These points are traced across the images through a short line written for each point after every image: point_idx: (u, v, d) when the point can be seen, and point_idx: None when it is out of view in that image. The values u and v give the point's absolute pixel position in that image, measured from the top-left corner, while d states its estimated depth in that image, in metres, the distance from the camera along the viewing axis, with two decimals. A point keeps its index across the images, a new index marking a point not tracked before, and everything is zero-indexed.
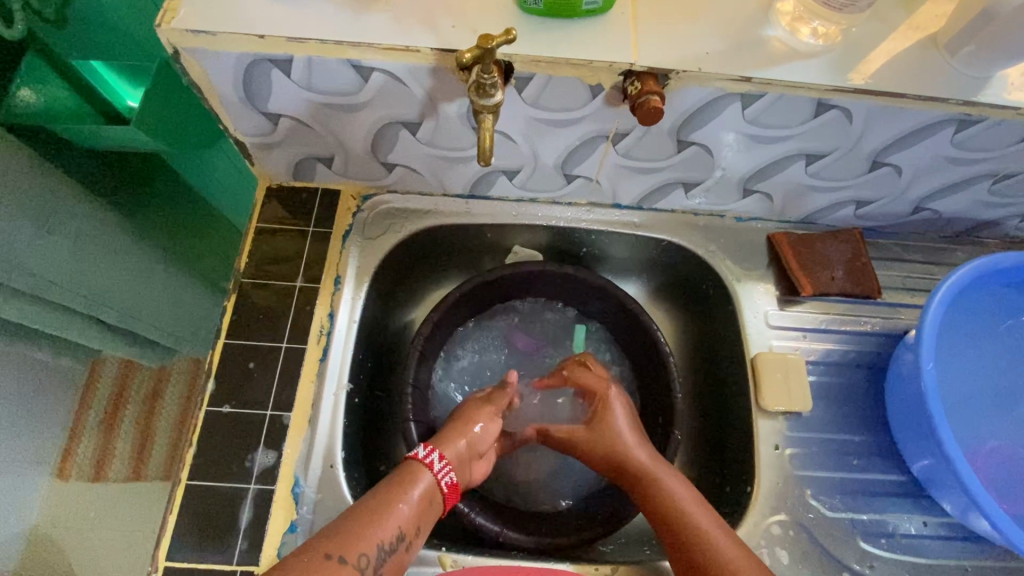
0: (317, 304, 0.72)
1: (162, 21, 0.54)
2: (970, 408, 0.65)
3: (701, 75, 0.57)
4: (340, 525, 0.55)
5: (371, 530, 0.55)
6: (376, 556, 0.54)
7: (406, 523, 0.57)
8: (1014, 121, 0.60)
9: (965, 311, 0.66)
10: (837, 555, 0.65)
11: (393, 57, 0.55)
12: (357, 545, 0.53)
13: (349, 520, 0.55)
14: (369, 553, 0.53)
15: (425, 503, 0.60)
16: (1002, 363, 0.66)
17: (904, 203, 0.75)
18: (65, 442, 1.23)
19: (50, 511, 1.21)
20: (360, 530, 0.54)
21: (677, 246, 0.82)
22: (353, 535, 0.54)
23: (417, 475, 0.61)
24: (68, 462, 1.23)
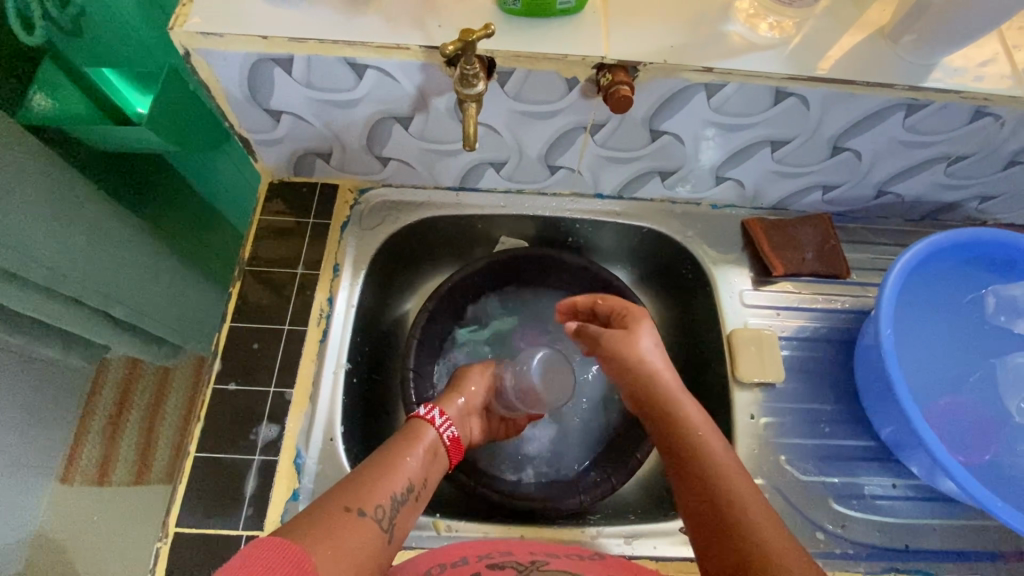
0: (317, 290, 0.77)
1: (174, 24, 0.59)
2: (929, 373, 0.69)
3: (667, 66, 0.62)
4: (352, 484, 0.57)
5: (383, 479, 0.58)
6: (389, 506, 0.57)
7: (413, 474, 0.62)
8: (958, 105, 0.65)
9: (919, 284, 0.71)
10: (810, 516, 0.69)
11: (385, 55, 0.61)
12: (371, 497, 0.56)
13: (361, 476, 0.58)
14: (384, 505, 0.56)
15: (427, 457, 0.65)
16: (956, 331, 0.71)
17: (868, 187, 0.80)
18: (70, 447, 1.25)
19: (55, 514, 1.23)
20: (372, 483, 0.58)
21: (657, 233, 0.87)
22: (365, 488, 0.56)
23: (420, 432, 0.67)
24: (73, 466, 1.26)
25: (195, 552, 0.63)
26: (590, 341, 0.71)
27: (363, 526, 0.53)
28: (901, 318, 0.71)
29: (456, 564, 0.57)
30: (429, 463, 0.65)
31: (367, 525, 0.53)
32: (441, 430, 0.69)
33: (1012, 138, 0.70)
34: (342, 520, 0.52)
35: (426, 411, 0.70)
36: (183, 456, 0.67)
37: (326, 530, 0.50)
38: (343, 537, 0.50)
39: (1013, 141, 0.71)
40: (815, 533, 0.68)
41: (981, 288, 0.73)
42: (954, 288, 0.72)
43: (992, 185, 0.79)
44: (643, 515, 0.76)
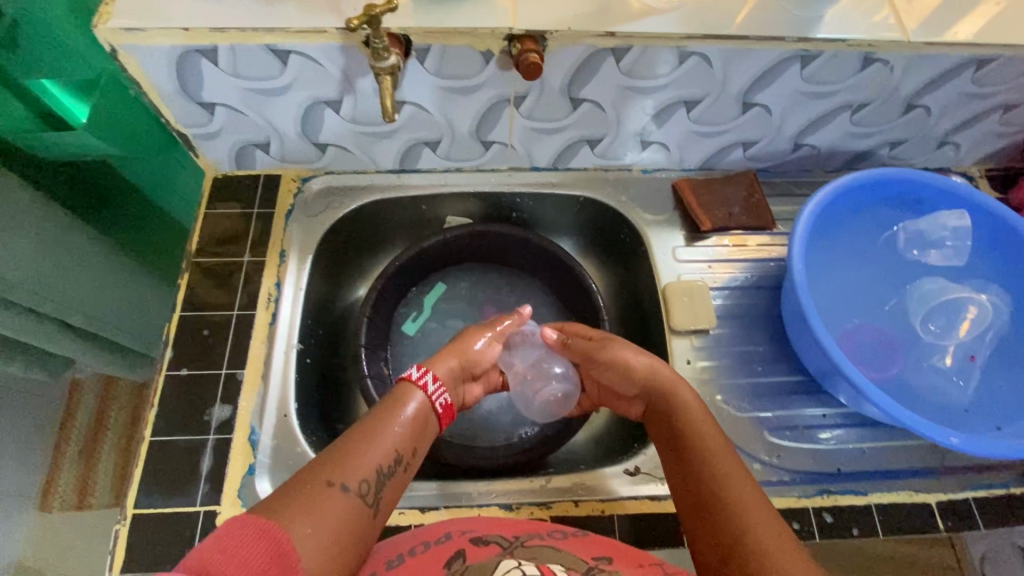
0: (264, 276, 0.79)
1: (98, 22, 0.62)
2: (840, 307, 0.77)
3: (573, 34, 0.66)
4: (336, 455, 0.54)
5: (366, 452, 0.55)
6: (377, 479, 0.54)
7: (401, 443, 0.58)
8: (846, 54, 0.70)
9: (829, 223, 0.76)
10: (747, 449, 0.72)
11: (304, 39, 0.64)
12: (357, 470, 0.53)
13: (347, 447, 0.56)
14: (369, 479, 0.54)
15: (417, 426, 0.61)
16: (869, 268, 0.78)
17: (784, 141, 0.85)
18: (46, 473, 1.18)
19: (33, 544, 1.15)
20: (357, 455, 0.55)
21: (593, 200, 0.91)
22: (348, 462, 0.54)
23: (410, 397, 0.63)
24: (50, 494, 1.17)
25: (154, 531, 0.64)
26: (583, 359, 0.74)
27: (349, 503, 0.51)
28: (819, 258, 0.77)
29: (438, 542, 0.56)
30: (418, 432, 0.61)
31: (352, 501, 0.51)
32: (430, 396, 0.64)
33: (903, 82, 0.75)
34: (322, 496, 0.50)
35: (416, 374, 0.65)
36: (140, 442, 0.69)
37: (305, 505, 0.48)
38: (328, 515, 0.49)
39: (906, 84, 0.76)
40: (752, 465, 0.71)
41: (892, 226, 0.78)
42: (866, 226, 0.78)
43: (898, 130, 0.85)
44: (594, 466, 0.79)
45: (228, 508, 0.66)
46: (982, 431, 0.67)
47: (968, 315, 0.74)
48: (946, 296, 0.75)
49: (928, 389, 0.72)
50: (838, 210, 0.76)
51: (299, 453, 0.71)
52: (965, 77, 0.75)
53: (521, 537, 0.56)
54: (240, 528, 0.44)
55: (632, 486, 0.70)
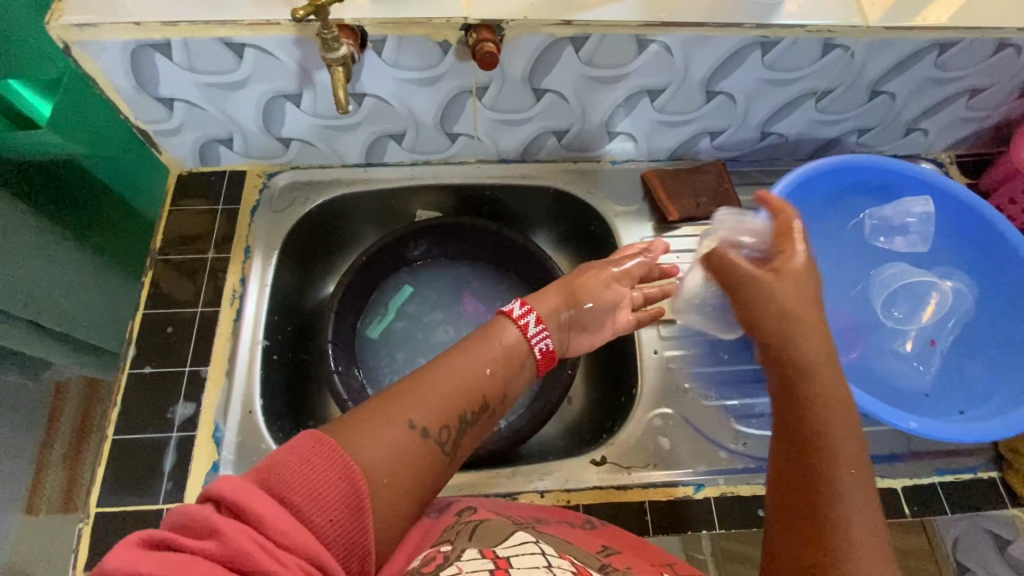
0: (229, 272, 0.79)
1: (50, 18, 0.62)
2: None
3: (529, 23, 0.65)
4: (414, 391, 0.52)
5: (444, 392, 0.53)
6: (456, 425, 0.52)
7: (489, 388, 0.55)
8: (806, 40, 0.70)
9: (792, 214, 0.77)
10: (714, 437, 0.72)
11: (258, 32, 0.63)
12: (438, 414, 0.51)
13: (427, 384, 0.53)
14: (449, 427, 0.51)
15: (509, 366, 0.58)
16: (836, 253, 0.78)
17: (750, 129, 0.85)
18: (33, 476, 1.17)
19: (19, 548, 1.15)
20: (434, 395, 0.52)
21: (563, 191, 0.90)
22: (427, 402, 0.51)
23: (503, 330, 0.60)
24: (37, 496, 1.17)
25: (118, 529, 0.64)
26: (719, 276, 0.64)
27: (420, 446, 0.49)
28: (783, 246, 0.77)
29: (450, 504, 0.57)
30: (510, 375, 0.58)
31: (421, 446, 0.49)
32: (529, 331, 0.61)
33: (866, 69, 0.75)
34: (395, 436, 0.48)
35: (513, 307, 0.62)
36: (102, 441, 0.69)
37: (373, 445, 0.47)
38: (393, 457, 0.47)
39: (869, 70, 0.76)
40: (717, 453, 0.72)
41: (858, 213, 0.79)
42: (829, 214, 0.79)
43: (864, 117, 0.85)
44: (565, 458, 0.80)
45: (191, 505, 0.66)
46: (945, 415, 0.68)
47: (933, 298, 0.74)
48: (913, 279, 0.75)
49: (891, 375, 0.71)
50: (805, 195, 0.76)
51: (264, 449, 0.70)
52: (928, 62, 0.75)
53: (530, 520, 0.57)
54: (317, 450, 0.43)
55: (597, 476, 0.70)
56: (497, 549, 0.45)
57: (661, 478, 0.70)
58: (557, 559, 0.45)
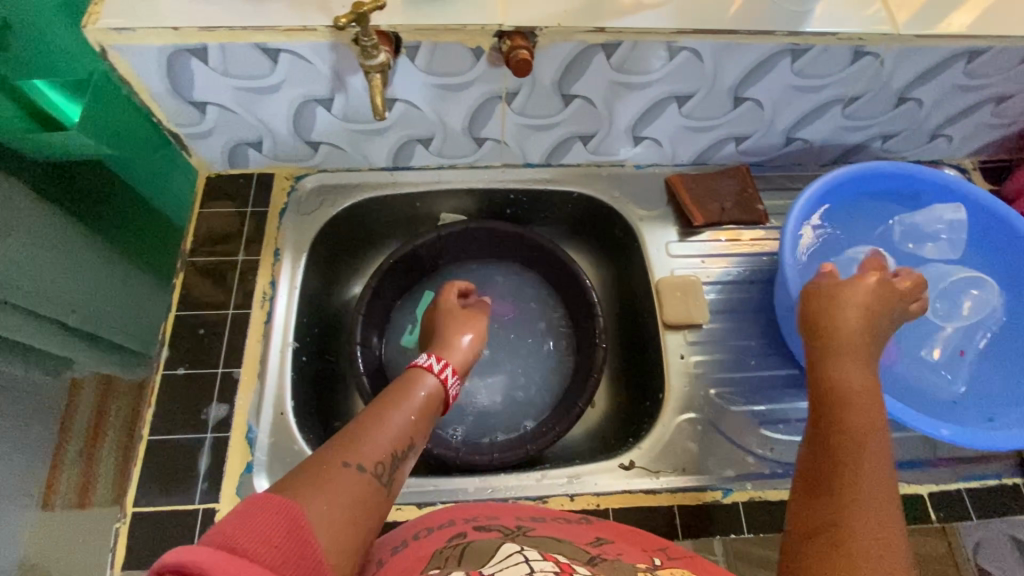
0: (259, 274, 0.79)
1: (88, 23, 0.62)
2: None
3: (562, 30, 0.66)
4: (348, 438, 0.53)
5: (378, 430, 0.55)
6: (390, 461, 0.53)
7: (413, 431, 0.59)
8: (837, 47, 0.70)
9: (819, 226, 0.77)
10: (740, 442, 0.73)
11: (294, 38, 0.64)
12: (374, 452, 0.52)
13: (359, 429, 0.55)
14: (384, 461, 0.53)
15: (425, 410, 0.62)
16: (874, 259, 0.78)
17: (776, 135, 0.85)
18: None
19: None
20: (368, 437, 0.54)
21: (587, 195, 0.91)
22: (364, 443, 0.53)
23: (420, 378, 0.65)
24: None
25: (155, 529, 0.65)
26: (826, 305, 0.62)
27: (362, 481, 0.49)
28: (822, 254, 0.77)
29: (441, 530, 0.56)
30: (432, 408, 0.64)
31: (363, 482, 0.49)
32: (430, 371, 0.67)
33: (894, 76, 0.76)
34: (335, 475, 0.49)
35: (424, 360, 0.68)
36: (137, 442, 0.69)
37: (313, 486, 0.47)
38: (335, 491, 0.47)
39: (896, 78, 0.76)
40: (745, 458, 0.72)
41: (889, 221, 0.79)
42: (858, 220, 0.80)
43: (889, 123, 0.85)
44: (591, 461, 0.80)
45: (227, 505, 0.67)
46: (976, 423, 0.69)
47: (970, 298, 0.74)
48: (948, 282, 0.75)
49: (923, 383, 0.72)
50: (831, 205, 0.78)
51: (296, 451, 0.72)
52: (956, 69, 0.75)
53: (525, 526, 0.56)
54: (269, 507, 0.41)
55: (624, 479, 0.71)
56: (483, 567, 0.43)
57: (689, 482, 0.70)
58: (541, 562, 0.43)
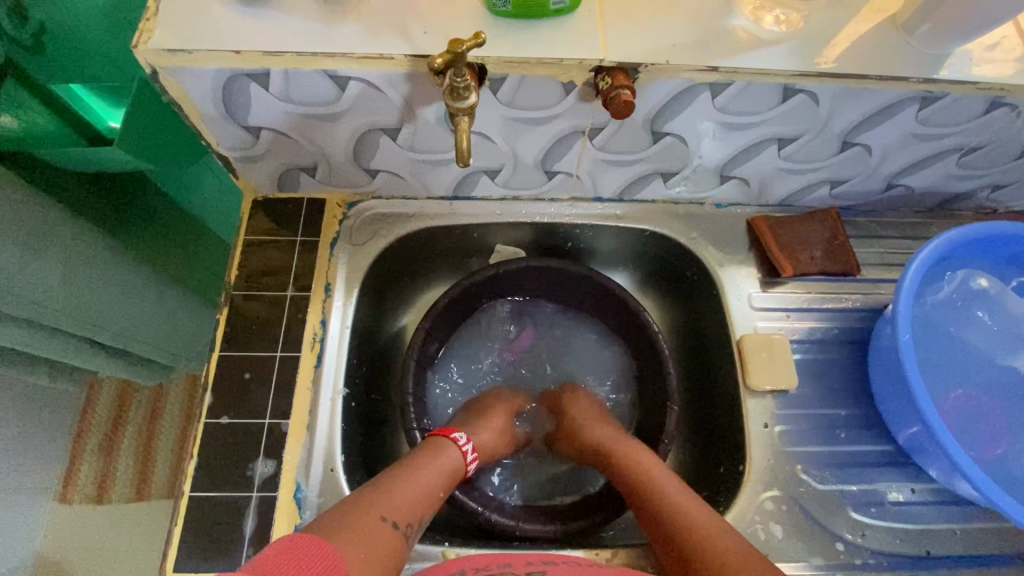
0: (308, 312, 0.74)
1: (137, 42, 0.55)
2: (941, 377, 0.70)
3: (669, 67, 0.58)
4: (387, 493, 0.57)
5: (408, 489, 0.59)
6: (415, 522, 0.58)
7: (436, 493, 0.63)
8: (974, 97, 0.62)
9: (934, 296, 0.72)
10: (828, 526, 0.67)
11: (368, 66, 0.57)
12: (403, 511, 0.57)
13: (394, 487, 0.59)
14: (411, 521, 0.57)
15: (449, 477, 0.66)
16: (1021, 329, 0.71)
17: (877, 180, 0.77)
18: (66, 466, 1.15)
19: (53, 537, 1.13)
20: (400, 497, 0.58)
21: (659, 235, 0.83)
22: (398, 501, 0.57)
23: (444, 446, 0.68)
24: (71, 485, 1.15)
25: None
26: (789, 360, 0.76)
27: (389, 536, 0.53)
28: (965, 308, 0.72)
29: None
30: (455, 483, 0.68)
31: (394, 538, 0.53)
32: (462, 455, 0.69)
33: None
34: (373, 528, 0.52)
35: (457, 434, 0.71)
36: (177, 498, 0.64)
37: (354, 534, 0.50)
38: (370, 544, 0.51)
39: None
40: (834, 545, 0.66)
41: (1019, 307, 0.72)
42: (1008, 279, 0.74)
43: (1004, 174, 0.77)
44: None
45: None
46: None
47: None
48: None
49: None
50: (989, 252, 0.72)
51: None
52: None
53: (536, 571, 0.56)
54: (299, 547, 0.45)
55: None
56: None
57: None
58: None
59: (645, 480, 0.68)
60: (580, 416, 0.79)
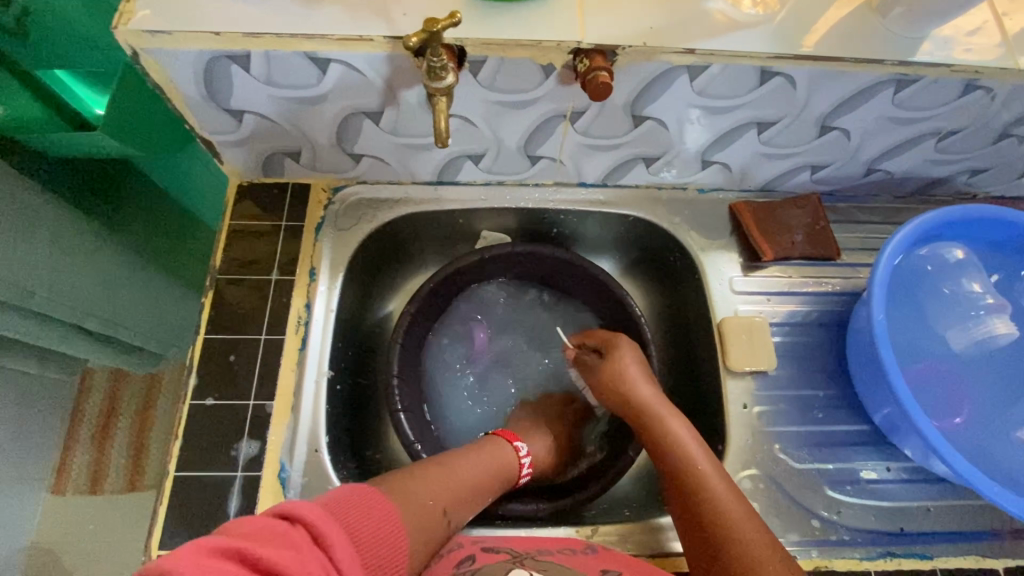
0: (293, 296, 0.74)
1: (118, 22, 0.55)
2: (912, 351, 0.73)
3: (647, 50, 0.59)
4: (446, 484, 0.62)
5: (463, 480, 0.64)
6: (460, 515, 0.62)
7: (485, 489, 0.66)
8: (949, 79, 0.63)
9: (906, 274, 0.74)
10: (805, 503, 0.69)
11: (348, 47, 0.57)
12: (455, 502, 0.61)
13: (449, 478, 0.63)
14: (460, 515, 0.61)
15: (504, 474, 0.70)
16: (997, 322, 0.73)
17: (856, 165, 0.78)
18: (61, 454, 1.16)
19: (49, 527, 1.13)
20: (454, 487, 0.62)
21: (643, 220, 0.84)
22: (452, 493, 0.61)
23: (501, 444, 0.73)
24: (64, 477, 1.15)
25: None
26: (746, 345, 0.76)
27: (437, 524, 0.58)
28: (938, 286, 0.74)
29: (451, 553, 0.59)
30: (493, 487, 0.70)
31: (439, 525, 0.58)
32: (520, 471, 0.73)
33: (1002, 111, 0.68)
34: (428, 510, 0.57)
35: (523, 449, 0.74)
36: (163, 477, 0.65)
37: (409, 511, 0.55)
38: (421, 524, 0.55)
39: (1004, 113, 0.69)
40: (810, 521, 0.68)
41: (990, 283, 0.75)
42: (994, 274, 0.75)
43: (982, 158, 0.78)
44: (638, 509, 0.77)
45: None
46: None
47: None
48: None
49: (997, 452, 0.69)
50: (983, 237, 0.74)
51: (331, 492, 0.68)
52: None
53: (532, 550, 0.60)
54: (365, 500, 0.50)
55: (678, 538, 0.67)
56: None
57: None
58: None
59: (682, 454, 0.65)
60: (628, 366, 0.74)
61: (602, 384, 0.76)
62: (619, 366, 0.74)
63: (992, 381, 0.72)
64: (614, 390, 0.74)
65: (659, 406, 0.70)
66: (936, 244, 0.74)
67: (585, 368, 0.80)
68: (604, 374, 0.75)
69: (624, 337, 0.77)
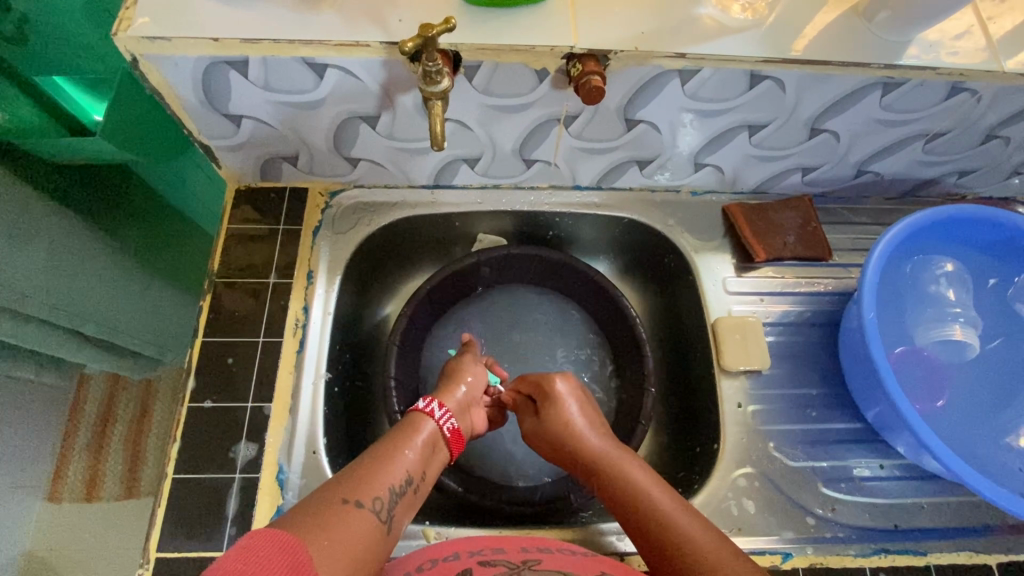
0: (291, 299, 0.75)
1: (118, 29, 0.56)
2: (896, 336, 0.76)
3: (638, 54, 0.60)
4: (352, 476, 0.51)
5: (385, 471, 0.53)
6: (388, 497, 0.51)
7: (412, 467, 0.56)
8: (934, 82, 0.64)
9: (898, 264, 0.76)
10: (800, 501, 0.69)
11: (345, 53, 0.58)
12: (371, 490, 0.50)
13: (359, 468, 0.53)
14: (382, 497, 0.50)
15: (429, 452, 0.59)
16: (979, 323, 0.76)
17: (847, 167, 0.79)
18: (55, 464, 1.11)
19: (46, 534, 1.11)
20: (376, 481, 0.51)
21: (637, 223, 0.85)
22: (362, 480, 0.51)
23: (418, 424, 0.62)
24: (61, 483, 1.12)
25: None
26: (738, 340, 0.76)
27: (361, 516, 0.47)
28: (927, 278, 0.76)
29: (446, 561, 0.52)
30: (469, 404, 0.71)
31: (362, 516, 0.47)
32: (440, 423, 0.63)
33: (988, 113, 0.70)
34: (333, 510, 0.46)
35: (423, 404, 0.65)
36: (161, 480, 0.65)
37: (309, 518, 0.44)
38: (335, 525, 0.44)
39: (990, 116, 0.70)
40: (805, 518, 0.68)
41: (983, 279, 0.77)
42: (989, 278, 0.77)
43: (969, 160, 0.79)
44: None
45: None
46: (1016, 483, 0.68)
47: None
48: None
49: (975, 441, 0.71)
50: (979, 241, 0.76)
51: None
52: None
53: (531, 559, 0.52)
54: (261, 542, 0.39)
55: (622, 540, 0.68)
56: None
57: (746, 545, 0.66)
58: None
59: (637, 493, 0.60)
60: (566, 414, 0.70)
61: (543, 436, 0.71)
62: (558, 414, 0.70)
63: (982, 384, 0.74)
64: (554, 441, 0.69)
65: (605, 451, 0.66)
66: (931, 241, 0.76)
67: (522, 424, 0.74)
68: (542, 424, 0.71)
69: (559, 381, 0.73)
